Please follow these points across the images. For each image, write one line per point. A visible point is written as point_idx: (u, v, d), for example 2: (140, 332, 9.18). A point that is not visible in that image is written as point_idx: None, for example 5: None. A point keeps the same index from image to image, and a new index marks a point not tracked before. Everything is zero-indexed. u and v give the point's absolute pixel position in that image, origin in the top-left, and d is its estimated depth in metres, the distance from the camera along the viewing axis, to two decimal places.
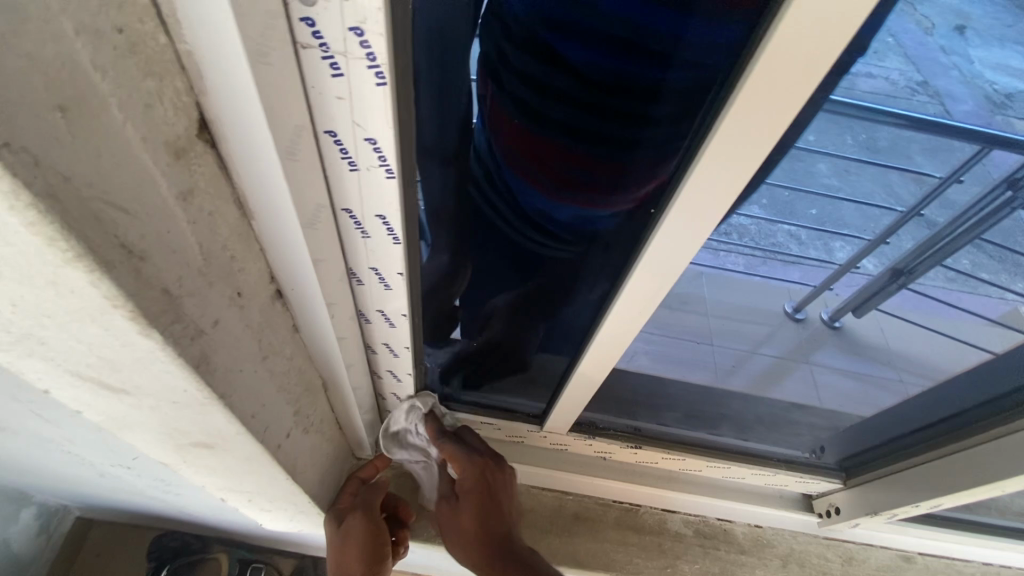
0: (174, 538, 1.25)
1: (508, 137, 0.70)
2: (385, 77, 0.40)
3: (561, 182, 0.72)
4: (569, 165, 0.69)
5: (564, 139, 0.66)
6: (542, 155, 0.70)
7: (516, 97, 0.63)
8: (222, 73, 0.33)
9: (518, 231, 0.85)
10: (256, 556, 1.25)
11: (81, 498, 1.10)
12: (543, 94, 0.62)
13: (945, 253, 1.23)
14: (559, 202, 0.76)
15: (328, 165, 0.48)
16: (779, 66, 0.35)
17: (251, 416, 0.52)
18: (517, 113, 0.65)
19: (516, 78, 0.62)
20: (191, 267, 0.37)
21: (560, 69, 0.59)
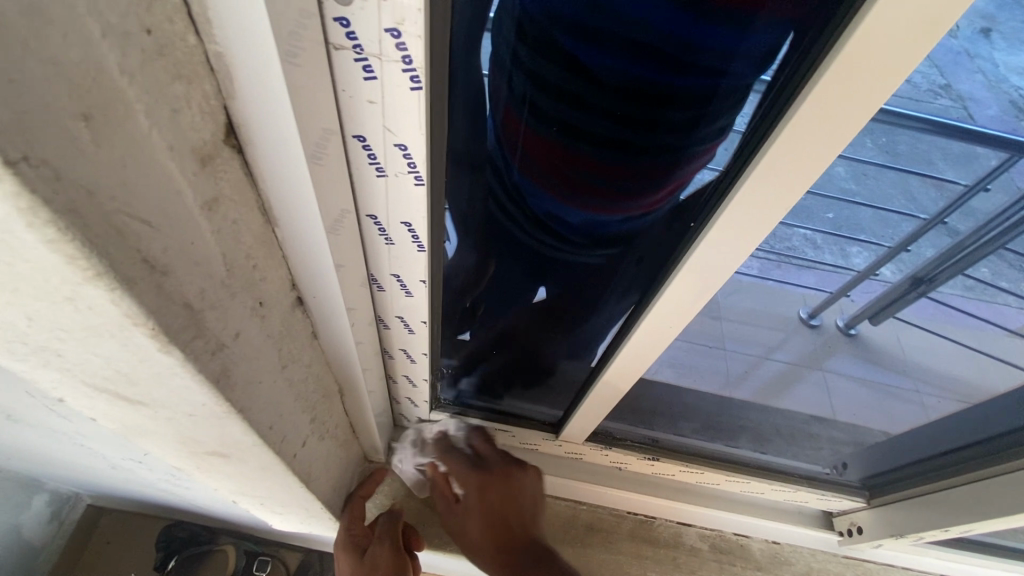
0: (184, 527, 1.20)
1: (519, 143, 0.63)
2: (420, 81, 0.38)
3: (575, 190, 0.66)
4: (585, 173, 0.64)
5: (582, 148, 0.61)
6: (555, 163, 0.63)
7: (531, 103, 0.57)
8: (253, 77, 0.31)
9: (528, 237, 0.76)
10: (264, 549, 1.19)
11: (92, 487, 1.07)
12: (560, 102, 0.55)
13: (967, 262, 1.14)
14: (570, 206, 0.69)
15: (355, 170, 0.46)
16: (855, 72, 0.32)
17: (269, 428, 0.50)
18: (529, 119, 0.59)
19: (528, 83, 0.55)
20: (214, 280, 0.36)
21: (581, 78, 0.53)
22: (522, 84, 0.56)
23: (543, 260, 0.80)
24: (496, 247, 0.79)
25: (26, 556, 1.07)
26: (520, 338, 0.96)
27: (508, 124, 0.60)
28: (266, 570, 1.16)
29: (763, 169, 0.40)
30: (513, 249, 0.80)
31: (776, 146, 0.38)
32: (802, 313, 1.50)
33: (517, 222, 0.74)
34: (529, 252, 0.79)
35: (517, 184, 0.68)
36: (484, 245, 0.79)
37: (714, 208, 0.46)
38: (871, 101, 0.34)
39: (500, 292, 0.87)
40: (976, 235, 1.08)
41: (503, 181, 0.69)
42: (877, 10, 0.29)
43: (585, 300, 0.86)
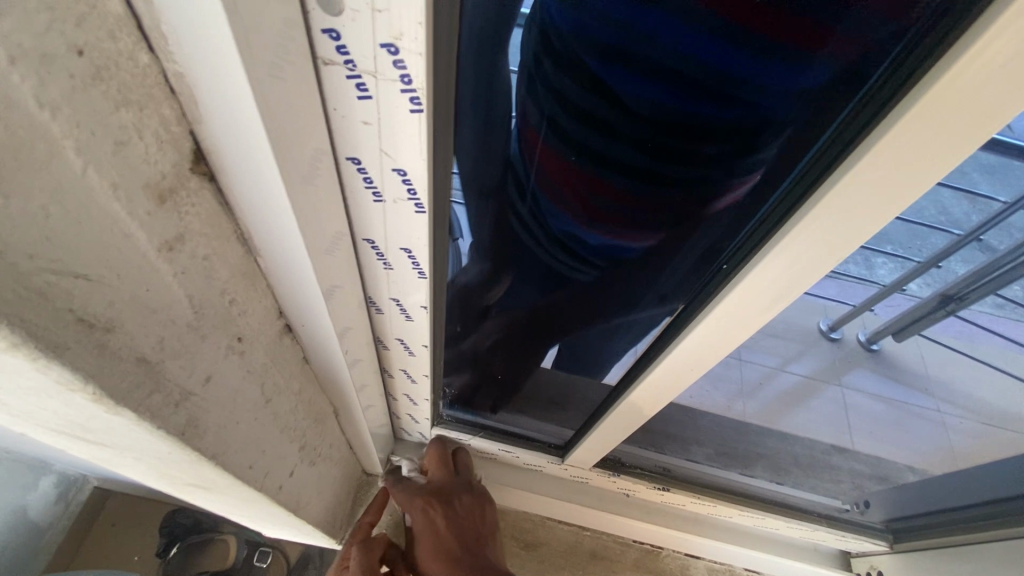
0: (187, 514, 1.15)
1: (540, 162, 0.59)
2: (421, 104, 0.33)
3: (597, 215, 0.63)
4: (608, 199, 0.60)
5: (607, 173, 0.57)
6: (578, 186, 0.60)
7: (555, 121, 0.53)
8: (220, 102, 0.26)
9: (546, 257, 0.72)
10: (264, 540, 1.16)
11: (97, 473, 1.03)
12: (585, 124, 0.51)
13: (999, 285, 1.04)
14: (589, 229, 0.66)
15: (350, 194, 0.42)
16: (923, 135, 0.28)
17: (250, 468, 0.46)
18: (550, 139, 0.55)
19: (551, 100, 0.51)
20: (176, 325, 0.31)
21: (608, 101, 0.49)
22: (544, 101, 0.51)
23: (559, 282, 0.76)
24: (511, 267, 0.75)
25: (33, 538, 1.03)
26: (527, 357, 0.90)
27: (528, 141, 0.56)
28: (266, 561, 1.14)
29: (808, 221, 0.35)
30: (527, 269, 0.75)
31: (824, 202, 0.33)
32: (821, 326, 1.39)
33: (534, 243, 0.70)
34: (546, 273, 0.75)
35: (538, 207, 0.65)
36: (497, 259, 0.73)
37: (746, 255, 0.42)
38: (948, 157, 0.29)
39: (510, 305, 0.81)
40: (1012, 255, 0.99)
41: (521, 201, 0.64)
42: (970, 55, 0.24)
43: (598, 318, 0.81)
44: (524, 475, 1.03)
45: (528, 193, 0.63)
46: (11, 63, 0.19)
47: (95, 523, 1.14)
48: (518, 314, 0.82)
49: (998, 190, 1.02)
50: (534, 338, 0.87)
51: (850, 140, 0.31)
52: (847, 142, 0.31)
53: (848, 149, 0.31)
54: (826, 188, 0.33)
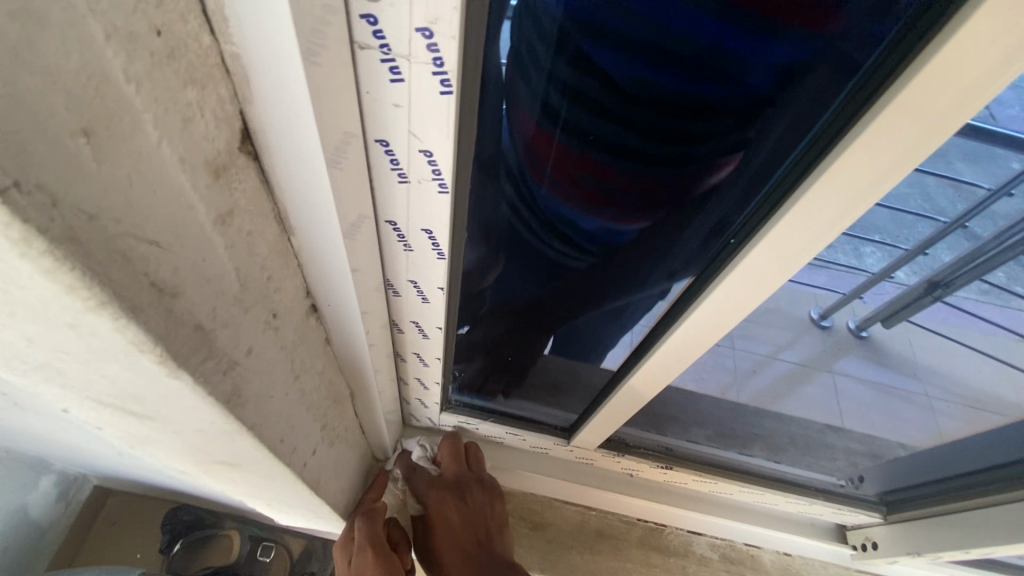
0: (188, 511, 1.16)
1: (539, 153, 0.61)
2: (450, 86, 0.35)
3: (594, 200, 0.66)
4: (605, 183, 0.63)
5: (604, 157, 0.60)
6: (576, 172, 0.63)
7: (556, 111, 0.55)
8: (274, 82, 0.28)
9: (544, 245, 0.76)
10: (268, 534, 1.18)
11: (100, 470, 1.03)
12: (586, 111, 0.54)
13: (985, 269, 1.09)
14: (587, 213, 0.69)
15: (376, 175, 0.43)
16: (908, 118, 0.30)
17: (281, 442, 0.48)
18: (551, 127, 0.58)
19: (554, 89, 0.53)
20: (226, 296, 0.33)
21: (609, 87, 0.51)
22: (546, 91, 0.54)
23: (556, 268, 0.80)
24: (511, 257, 0.77)
25: (33, 536, 1.03)
26: (530, 340, 0.93)
27: (529, 132, 0.59)
28: (270, 555, 1.15)
29: (804, 202, 0.38)
30: (525, 257, 0.78)
31: (820, 183, 0.36)
32: (813, 314, 1.41)
33: (532, 231, 0.73)
34: (543, 260, 0.78)
35: (536, 196, 0.68)
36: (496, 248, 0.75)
37: (749, 234, 0.44)
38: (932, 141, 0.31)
39: (511, 291, 0.84)
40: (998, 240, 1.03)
41: (522, 192, 0.67)
42: (955, 41, 0.26)
43: (597, 301, 0.84)
44: (530, 459, 1.05)
45: (527, 183, 0.66)
46: (106, 40, 0.21)
47: (95, 521, 1.15)
48: (520, 298, 0.86)
49: (981, 177, 1.05)
50: (537, 323, 0.90)
51: (845, 123, 0.33)
52: (842, 125, 0.34)
53: (843, 131, 0.33)
54: (821, 170, 0.35)
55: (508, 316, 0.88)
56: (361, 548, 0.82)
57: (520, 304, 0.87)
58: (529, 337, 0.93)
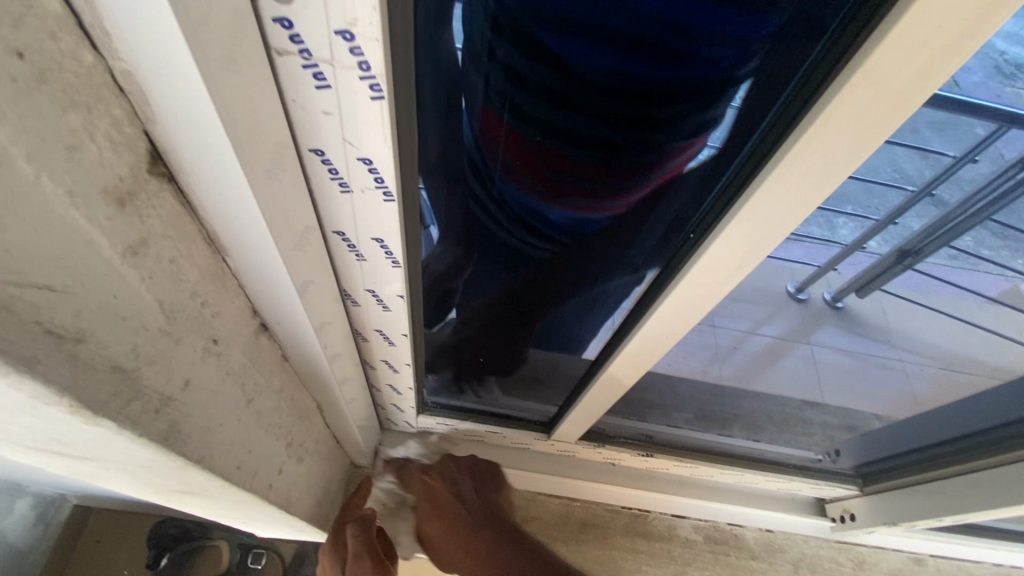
0: (174, 524, 1.12)
1: (493, 142, 0.60)
2: (381, 90, 0.32)
3: (557, 189, 0.65)
4: (568, 171, 0.62)
5: (564, 146, 0.59)
6: (536, 161, 0.61)
7: (510, 101, 0.53)
8: (174, 98, 0.27)
9: (511, 237, 0.74)
10: (258, 541, 1.15)
11: (79, 489, 1.00)
12: (541, 99, 0.53)
13: (951, 236, 1.11)
14: (552, 203, 0.68)
15: (316, 186, 0.41)
16: (863, 96, 0.30)
17: (238, 469, 0.46)
18: (505, 117, 0.56)
19: (504, 78, 0.51)
20: (149, 331, 0.31)
21: (562, 73, 0.50)
22: (497, 80, 0.52)
23: (524, 260, 0.78)
24: (476, 254, 0.76)
25: (12, 564, 1.00)
26: (503, 338, 0.91)
27: (484, 123, 0.57)
28: (261, 563, 1.13)
29: (764, 192, 0.37)
30: (492, 251, 0.76)
31: (781, 167, 0.35)
32: (790, 288, 1.41)
33: (500, 225, 0.72)
34: (510, 252, 0.77)
35: (497, 187, 0.66)
36: (464, 243, 0.74)
37: (713, 220, 0.43)
38: (888, 120, 0.31)
39: (481, 288, 0.82)
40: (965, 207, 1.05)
41: (484, 184, 0.65)
42: (904, 20, 0.26)
43: (574, 292, 0.83)
44: (513, 455, 1.04)
45: (486, 175, 0.64)
46: None
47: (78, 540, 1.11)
48: (490, 295, 0.84)
49: (948, 145, 1.03)
50: (508, 324, 0.89)
51: (799, 109, 0.33)
52: (796, 112, 0.33)
53: (798, 117, 0.33)
54: (780, 155, 0.35)
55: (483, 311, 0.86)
56: (356, 556, 0.79)
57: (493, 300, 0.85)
58: (503, 331, 0.91)
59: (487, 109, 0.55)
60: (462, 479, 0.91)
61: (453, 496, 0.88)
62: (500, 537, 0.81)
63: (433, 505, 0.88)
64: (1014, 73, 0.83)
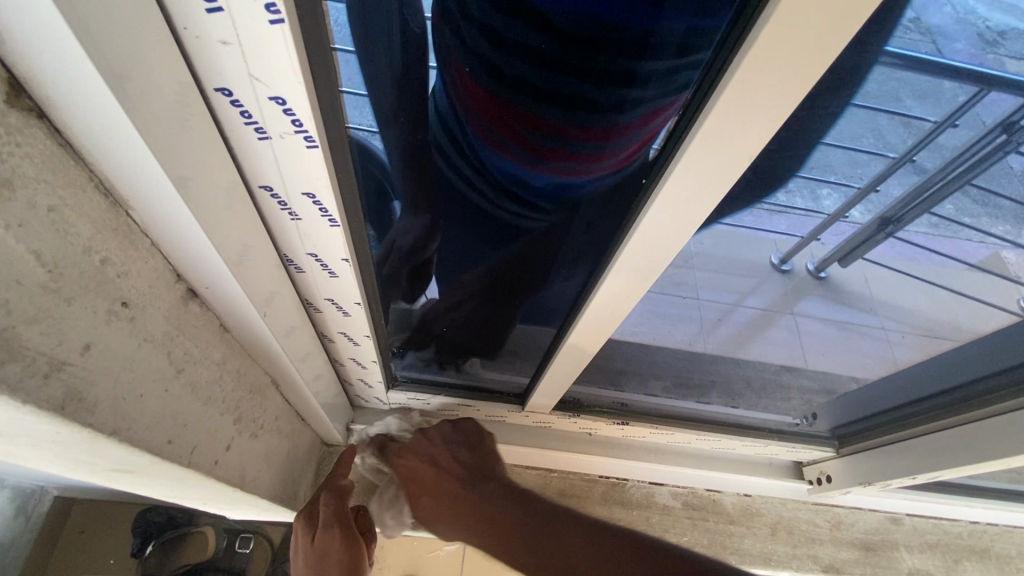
0: (159, 512, 1.10)
1: (471, 102, 0.59)
2: (280, 12, 0.29)
3: (538, 153, 0.63)
4: (545, 134, 0.60)
5: (537, 106, 0.57)
6: (512, 123, 0.60)
7: (479, 55, 0.53)
8: (20, 11, 0.24)
9: (491, 205, 0.73)
10: (245, 525, 1.13)
11: (53, 480, 0.95)
12: (507, 52, 0.51)
13: (935, 203, 1.10)
14: (532, 170, 0.66)
15: (229, 132, 0.37)
16: (805, 10, 0.28)
17: (170, 443, 0.43)
18: (476, 72, 0.55)
19: (477, 33, 0.51)
20: (26, 286, 0.28)
21: (528, 24, 0.48)
22: (471, 35, 0.51)
23: (511, 231, 0.78)
24: (457, 217, 0.77)
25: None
26: (479, 311, 0.90)
27: (460, 81, 0.57)
28: (249, 547, 1.11)
29: (712, 124, 0.35)
30: (472, 218, 0.76)
31: (725, 98, 0.33)
32: (773, 260, 1.32)
33: (480, 193, 0.72)
34: (491, 222, 0.76)
35: (478, 154, 0.66)
36: (435, 207, 0.74)
37: (662, 166, 0.41)
38: (832, 40, 0.29)
39: (454, 257, 0.83)
40: (947, 171, 1.03)
41: (462, 149, 0.66)
42: None
43: (550, 269, 0.81)
44: (488, 428, 1.03)
45: (464, 137, 0.64)
46: None
47: (63, 531, 1.07)
48: (473, 265, 0.84)
49: (931, 111, 0.91)
50: (481, 294, 0.88)
51: (745, 24, 0.30)
52: (737, 38, 0.31)
53: (743, 35, 0.30)
54: (726, 85, 0.33)
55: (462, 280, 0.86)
56: (326, 526, 0.78)
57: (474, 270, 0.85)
58: (479, 304, 0.89)
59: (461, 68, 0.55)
60: (440, 450, 0.89)
61: (434, 469, 0.86)
62: (484, 491, 0.79)
63: (424, 484, 0.86)
64: (997, 39, 0.71)
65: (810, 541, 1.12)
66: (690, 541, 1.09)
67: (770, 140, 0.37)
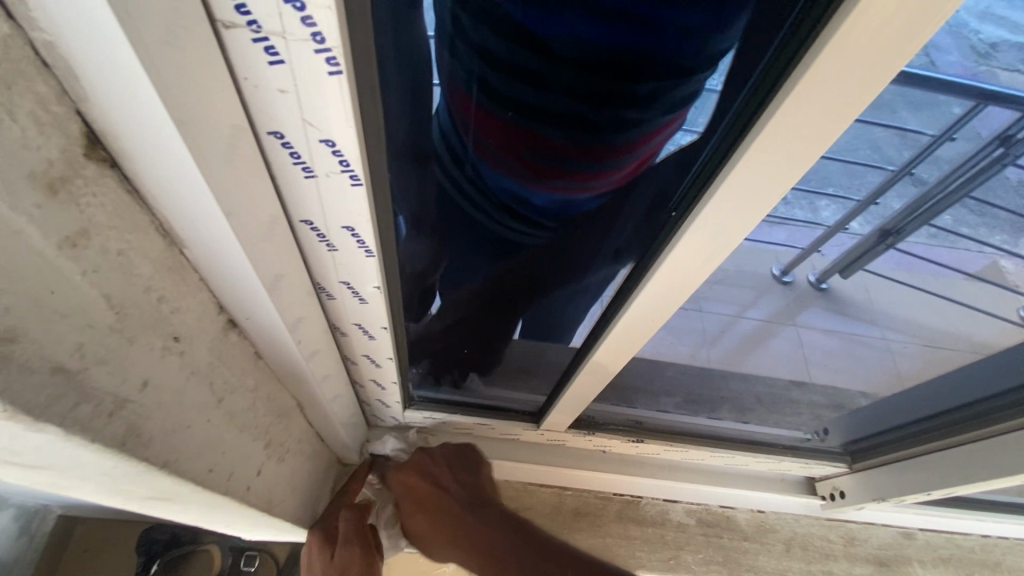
0: (163, 530, 1.09)
1: (473, 124, 0.58)
2: (339, 64, 0.30)
3: (537, 172, 0.63)
4: (552, 156, 0.60)
5: (543, 129, 0.57)
6: (517, 146, 0.60)
7: (485, 83, 0.52)
8: (103, 74, 0.25)
9: (491, 220, 0.73)
10: (249, 544, 1.10)
11: (69, 501, 0.96)
12: (515, 80, 0.51)
13: (935, 213, 1.09)
14: (536, 188, 0.66)
15: (277, 171, 0.39)
16: (837, 66, 0.29)
17: (210, 472, 0.43)
18: (480, 99, 0.54)
19: (481, 63, 0.50)
20: (95, 329, 0.30)
21: (537, 52, 0.48)
22: (475, 64, 0.51)
23: (514, 246, 0.78)
24: (455, 232, 0.75)
25: None
26: (495, 329, 0.92)
27: (463, 107, 0.56)
28: (254, 566, 1.08)
29: (744, 164, 0.37)
30: (475, 236, 0.76)
31: (759, 139, 0.35)
32: (774, 271, 1.43)
33: (482, 211, 0.71)
34: (494, 239, 0.76)
35: (478, 171, 0.65)
36: (439, 228, 0.73)
37: (693, 200, 0.43)
38: (862, 90, 0.31)
39: (474, 277, 0.83)
40: (944, 184, 1.04)
41: (464, 172, 0.65)
42: None
43: (562, 281, 0.83)
44: (503, 447, 1.03)
45: (466, 159, 0.64)
46: None
47: (66, 550, 1.07)
48: (483, 285, 0.85)
49: (925, 124, 1.01)
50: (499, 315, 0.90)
51: (778, 75, 0.32)
52: (771, 84, 0.33)
53: (777, 85, 0.32)
54: (759, 128, 0.34)
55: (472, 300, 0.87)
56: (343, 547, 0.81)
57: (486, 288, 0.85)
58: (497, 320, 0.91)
59: (464, 95, 0.55)
60: (444, 470, 0.89)
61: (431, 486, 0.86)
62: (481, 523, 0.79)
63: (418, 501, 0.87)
64: (988, 52, 0.80)
65: (824, 557, 1.12)
66: (705, 559, 1.09)
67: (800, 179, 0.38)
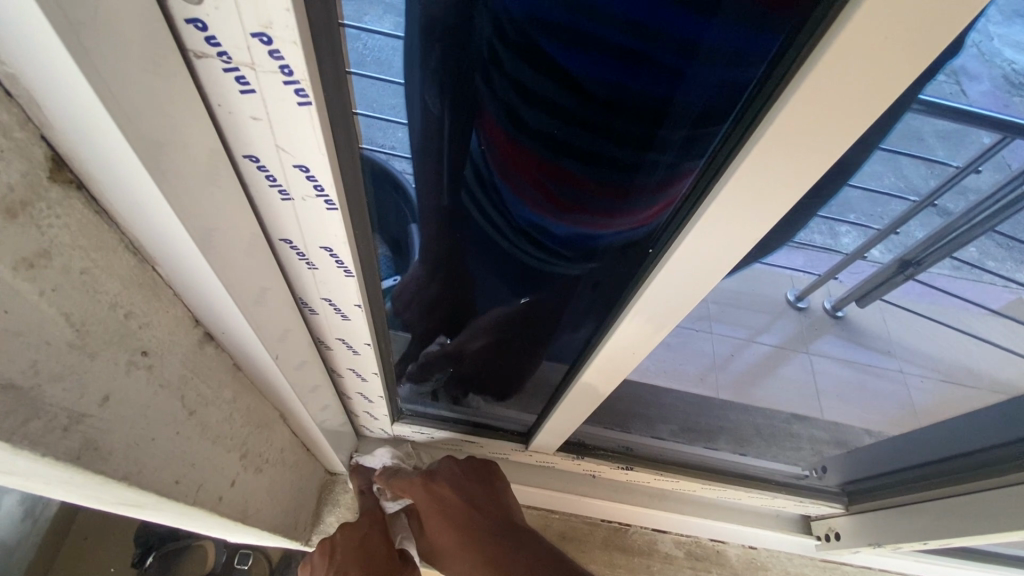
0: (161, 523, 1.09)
1: (499, 152, 0.59)
2: (308, 95, 0.30)
3: (561, 205, 0.63)
4: (573, 189, 0.60)
5: (568, 161, 0.57)
6: (542, 176, 0.60)
7: (514, 112, 0.53)
8: (65, 105, 0.26)
9: (512, 248, 0.72)
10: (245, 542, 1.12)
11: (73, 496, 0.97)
12: (545, 112, 0.52)
13: (955, 247, 1.05)
14: (561, 220, 0.65)
15: (254, 192, 0.39)
16: (811, 109, 0.29)
17: (178, 484, 0.44)
18: (508, 127, 0.55)
19: (513, 91, 0.51)
20: (52, 347, 0.30)
21: (571, 88, 0.49)
22: (506, 92, 0.52)
23: (532, 275, 0.77)
24: (467, 254, 0.75)
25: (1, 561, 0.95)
26: (501, 354, 0.92)
27: (492, 135, 0.58)
28: (248, 564, 1.10)
29: (724, 198, 0.36)
30: (493, 261, 0.76)
31: (737, 175, 0.34)
32: (790, 296, 1.38)
33: (505, 238, 0.71)
34: (513, 266, 0.76)
35: (504, 200, 0.65)
36: (456, 250, 0.74)
37: (672, 233, 0.43)
38: (838, 134, 0.31)
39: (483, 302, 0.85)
40: (970, 214, 0.99)
41: (490, 198, 0.66)
42: (856, 20, 0.25)
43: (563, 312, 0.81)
44: None
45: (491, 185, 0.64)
46: None
47: (65, 537, 1.08)
48: (500, 311, 0.85)
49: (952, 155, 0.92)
50: (505, 341, 0.90)
51: (760, 106, 0.32)
52: (752, 118, 0.32)
53: (753, 123, 0.32)
54: (737, 162, 0.34)
55: (484, 319, 0.87)
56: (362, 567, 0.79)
57: (503, 310, 0.85)
58: (501, 346, 0.91)
59: (493, 122, 0.56)
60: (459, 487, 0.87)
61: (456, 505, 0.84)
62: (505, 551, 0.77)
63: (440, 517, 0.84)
64: None
65: None
66: None
67: (775, 222, 0.38)
